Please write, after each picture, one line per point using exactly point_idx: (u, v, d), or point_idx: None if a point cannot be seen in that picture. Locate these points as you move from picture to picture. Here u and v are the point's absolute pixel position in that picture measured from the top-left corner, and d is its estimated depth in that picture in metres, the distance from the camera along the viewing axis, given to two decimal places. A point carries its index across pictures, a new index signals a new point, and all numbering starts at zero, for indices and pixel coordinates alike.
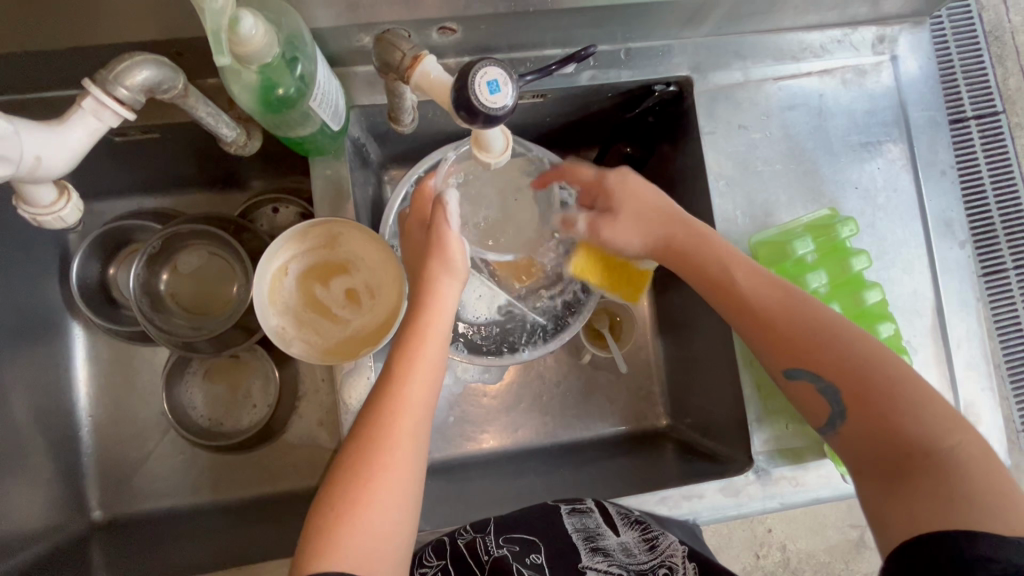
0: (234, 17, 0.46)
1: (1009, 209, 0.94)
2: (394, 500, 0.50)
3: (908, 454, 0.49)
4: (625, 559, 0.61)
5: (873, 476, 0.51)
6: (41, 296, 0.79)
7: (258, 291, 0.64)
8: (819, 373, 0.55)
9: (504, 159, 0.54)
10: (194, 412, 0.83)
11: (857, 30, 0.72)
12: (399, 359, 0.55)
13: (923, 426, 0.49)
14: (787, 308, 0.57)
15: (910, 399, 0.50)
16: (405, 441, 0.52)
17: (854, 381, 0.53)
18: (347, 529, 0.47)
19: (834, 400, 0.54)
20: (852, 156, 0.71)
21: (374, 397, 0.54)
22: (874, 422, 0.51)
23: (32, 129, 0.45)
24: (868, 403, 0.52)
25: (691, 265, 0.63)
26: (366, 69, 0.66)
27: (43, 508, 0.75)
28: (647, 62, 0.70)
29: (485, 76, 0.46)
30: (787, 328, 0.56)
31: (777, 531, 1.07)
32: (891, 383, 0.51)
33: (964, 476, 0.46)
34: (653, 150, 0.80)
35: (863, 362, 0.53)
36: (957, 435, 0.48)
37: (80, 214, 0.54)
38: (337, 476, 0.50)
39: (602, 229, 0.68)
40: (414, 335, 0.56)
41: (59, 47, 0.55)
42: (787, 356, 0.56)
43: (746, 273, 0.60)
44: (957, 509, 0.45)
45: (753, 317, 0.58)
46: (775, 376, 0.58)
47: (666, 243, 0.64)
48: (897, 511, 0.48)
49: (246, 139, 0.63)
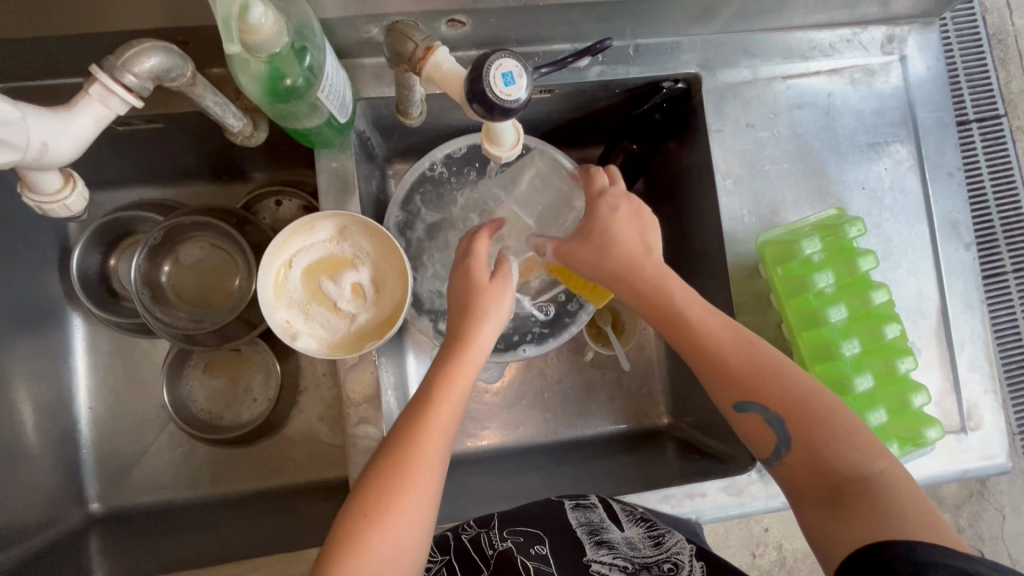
0: (244, 5, 0.45)
1: (1009, 215, 0.93)
2: (414, 514, 0.50)
3: (846, 480, 0.50)
4: (630, 552, 0.60)
5: (816, 503, 0.52)
6: (40, 286, 0.78)
7: (266, 285, 0.63)
8: (765, 404, 0.55)
9: (514, 153, 0.55)
10: (194, 405, 0.83)
11: (867, 30, 0.72)
12: (436, 382, 0.55)
13: (854, 454, 0.51)
14: (735, 342, 0.57)
15: (843, 427, 0.52)
16: (434, 464, 0.52)
17: (797, 411, 0.54)
18: (371, 544, 0.47)
19: (779, 429, 0.54)
20: (860, 156, 0.71)
21: (408, 416, 0.53)
22: (812, 450, 0.53)
23: (37, 115, 0.44)
24: (809, 430, 0.53)
25: (646, 298, 0.61)
26: (374, 61, 0.65)
27: (41, 499, 0.74)
28: (655, 59, 0.69)
29: (500, 68, 0.45)
30: (728, 365, 0.57)
31: (773, 531, 1.07)
32: (824, 413, 0.53)
33: (896, 499, 0.48)
34: (660, 146, 0.79)
35: (803, 392, 0.54)
36: (885, 460, 0.50)
37: (86, 203, 0.53)
38: (365, 489, 0.50)
39: (567, 254, 0.64)
40: (453, 361, 0.56)
41: (64, 34, 0.54)
42: (737, 387, 0.56)
43: (692, 309, 0.59)
44: (892, 529, 0.46)
45: (705, 355, 0.58)
46: (723, 407, 0.58)
47: (631, 273, 0.61)
48: (837, 535, 0.49)
49: (253, 130, 0.62)
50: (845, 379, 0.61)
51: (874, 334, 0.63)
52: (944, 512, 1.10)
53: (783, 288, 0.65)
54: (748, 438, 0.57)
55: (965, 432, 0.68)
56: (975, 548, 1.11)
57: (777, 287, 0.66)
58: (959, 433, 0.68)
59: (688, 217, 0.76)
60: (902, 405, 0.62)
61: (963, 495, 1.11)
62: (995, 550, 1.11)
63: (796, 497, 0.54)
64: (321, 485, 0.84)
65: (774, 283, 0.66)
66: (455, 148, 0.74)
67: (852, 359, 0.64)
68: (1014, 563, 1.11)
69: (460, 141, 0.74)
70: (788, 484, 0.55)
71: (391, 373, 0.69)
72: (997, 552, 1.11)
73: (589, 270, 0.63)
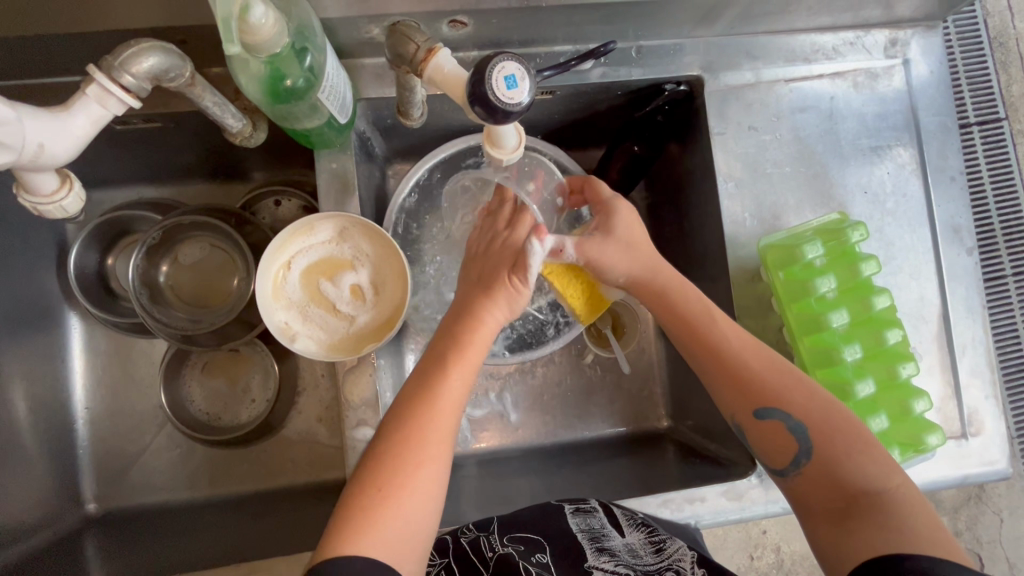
0: (244, 5, 0.45)
1: (1010, 213, 0.93)
2: (423, 489, 0.49)
3: (861, 492, 0.50)
4: (632, 559, 0.60)
5: (827, 515, 0.51)
6: (37, 286, 0.77)
7: (264, 286, 0.63)
8: (787, 409, 0.55)
9: (516, 156, 0.54)
10: (192, 406, 0.83)
11: (870, 33, 0.71)
12: (446, 357, 0.56)
13: (872, 468, 0.51)
14: (756, 349, 0.58)
15: (861, 440, 0.53)
16: (442, 437, 0.52)
17: (817, 420, 0.54)
18: (383, 517, 0.47)
19: (801, 437, 0.54)
20: (862, 159, 0.71)
21: (417, 389, 0.54)
22: (827, 461, 0.53)
23: (34, 116, 0.44)
24: (826, 439, 0.53)
25: (668, 304, 0.62)
26: (374, 61, 0.65)
27: (37, 500, 0.74)
28: (657, 60, 0.69)
29: (502, 71, 0.45)
30: (750, 372, 0.57)
31: (771, 533, 1.07)
32: (846, 425, 0.53)
33: (912, 514, 0.48)
34: (662, 149, 0.78)
35: (824, 403, 0.55)
36: (901, 477, 0.51)
37: (82, 204, 0.53)
38: (374, 463, 0.50)
39: (593, 253, 0.62)
40: (462, 338, 0.57)
41: (62, 33, 0.54)
42: (756, 395, 0.56)
43: (720, 318, 0.60)
44: (909, 541, 0.46)
45: (726, 361, 0.58)
46: (739, 415, 0.58)
47: (653, 276, 0.63)
48: (849, 545, 0.48)
49: (252, 131, 0.62)
50: (846, 385, 0.61)
51: (876, 339, 0.63)
52: (943, 515, 1.10)
53: (784, 293, 0.64)
54: (761, 448, 0.57)
55: (966, 438, 0.68)
56: (974, 552, 1.10)
57: (778, 292, 0.65)
58: (960, 438, 0.68)
59: (689, 220, 0.76)
60: (903, 411, 0.62)
61: (962, 499, 1.11)
62: (993, 554, 1.11)
63: (805, 509, 0.54)
64: (320, 487, 0.83)
65: (776, 287, 0.65)
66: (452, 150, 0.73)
67: (854, 364, 0.63)
68: (1012, 567, 1.11)
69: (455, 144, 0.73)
70: (798, 496, 0.54)
71: (390, 375, 0.69)
72: (995, 556, 1.11)
73: (615, 271, 0.63)
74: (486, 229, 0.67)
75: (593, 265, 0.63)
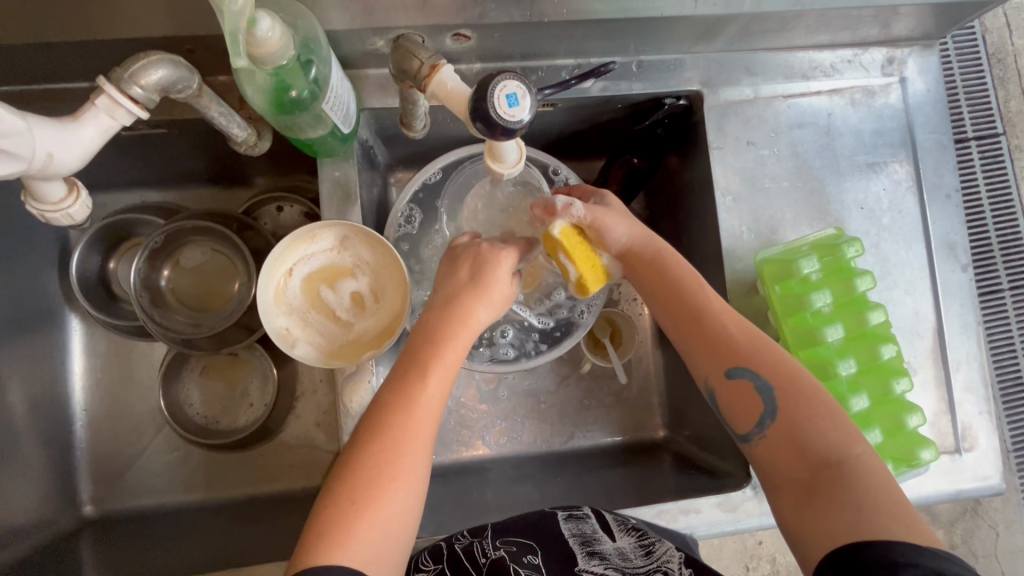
0: (251, 19, 0.45)
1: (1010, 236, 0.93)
2: (404, 499, 0.50)
3: (823, 463, 0.50)
4: (622, 562, 0.60)
5: (791, 485, 0.51)
6: (40, 288, 0.78)
7: (266, 291, 0.64)
8: (757, 370, 0.55)
9: (516, 170, 0.55)
10: (190, 409, 0.83)
11: (867, 51, 0.72)
12: (422, 366, 0.55)
13: (835, 436, 0.51)
14: (734, 320, 0.59)
15: (827, 410, 0.53)
16: (419, 445, 0.52)
17: (786, 383, 0.54)
18: (362, 529, 0.47)
19: (767, 400, 0.54)
20: (858, 174, 0.72)
21: (391, 398, 0.53)
22: (788, 435, 0.53)
23: (45, 127, 0.44)
24: (794, 404, 0.53)
25: (656, 277, 0.62)
26: (379, 72, 0.66)
27: (35, 501, 0.74)
28: (658, 76, 0.70)
29: (504, 89, 0.46)
30: (726, 337, 0.58)
31: (767, 544, 1.07)
32: (813, 394, 0.53)
33: (871, 489, 0.48)
34: (660, 161, 0.79)
35: (795, 372, 0.55)
36: (864, 447, 0.50)
37: (88, 212, 0.53)
38: (351, 476, 0.50)
39: (598, 211, 0.63)
40: (437, 340, 0.56)
41: (70, 41, 0.55)
42: (727, 358, 0.57)
43: (706, 283, 0.61)
44: (869, 522, 0.45)
45: (700, 323, 0.59)
46: (711, 377, 0.58)
47: (648, 242, 0.64)
48: (813, 522, 0.48)
49: (256, 140, 0.63)
50: (841, 400, 0.62)
51: (871, 354, 0.63)
52: (938, 528, 1.11)
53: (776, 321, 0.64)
54: (730, 414, 0.57)
55: (960, 453, 0.68)
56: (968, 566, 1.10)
57: (775, 306, 0.66)
58: (953, 453, 0.68)
59: (687, 232, 0.76)
60: (897, 425, 0.63)
61: (957, 512, 1.11)
62: (988, 568, 1.11)
63: (771, 480, 0.53)
64: (317, 492, 0.84)
65: (773, 301, 0.66)
66: (440, 168, 0.74)
67: (848, 379, 0.64)
68: None
69: (428, 172, 0.74)
70: (762, 462, 0.54)
71: None
72: (991, 569, 1.11)
73: (616, 234, 0.63)
74: (478, 243, 0.62)
75: (599, 225, 0.63)
